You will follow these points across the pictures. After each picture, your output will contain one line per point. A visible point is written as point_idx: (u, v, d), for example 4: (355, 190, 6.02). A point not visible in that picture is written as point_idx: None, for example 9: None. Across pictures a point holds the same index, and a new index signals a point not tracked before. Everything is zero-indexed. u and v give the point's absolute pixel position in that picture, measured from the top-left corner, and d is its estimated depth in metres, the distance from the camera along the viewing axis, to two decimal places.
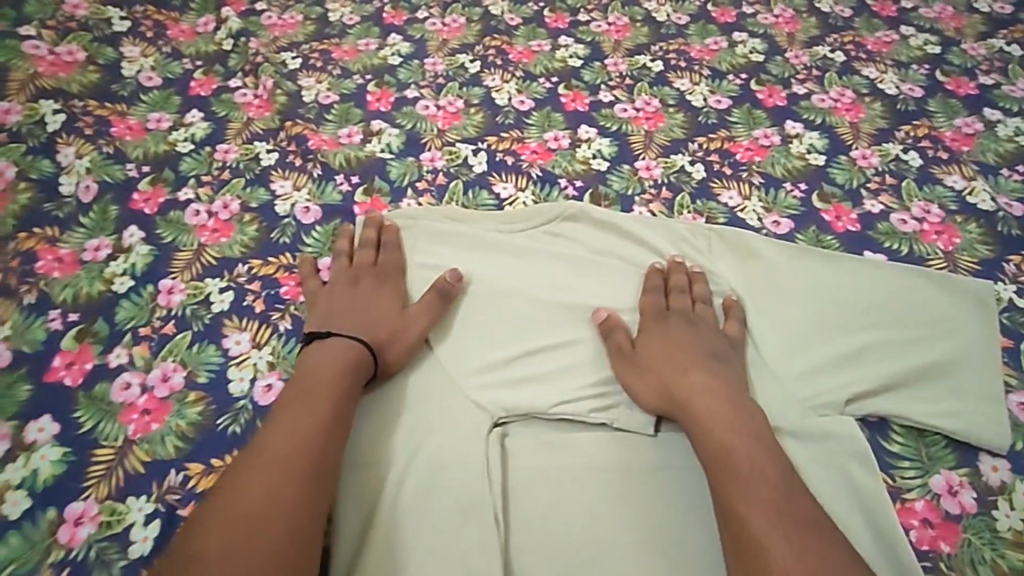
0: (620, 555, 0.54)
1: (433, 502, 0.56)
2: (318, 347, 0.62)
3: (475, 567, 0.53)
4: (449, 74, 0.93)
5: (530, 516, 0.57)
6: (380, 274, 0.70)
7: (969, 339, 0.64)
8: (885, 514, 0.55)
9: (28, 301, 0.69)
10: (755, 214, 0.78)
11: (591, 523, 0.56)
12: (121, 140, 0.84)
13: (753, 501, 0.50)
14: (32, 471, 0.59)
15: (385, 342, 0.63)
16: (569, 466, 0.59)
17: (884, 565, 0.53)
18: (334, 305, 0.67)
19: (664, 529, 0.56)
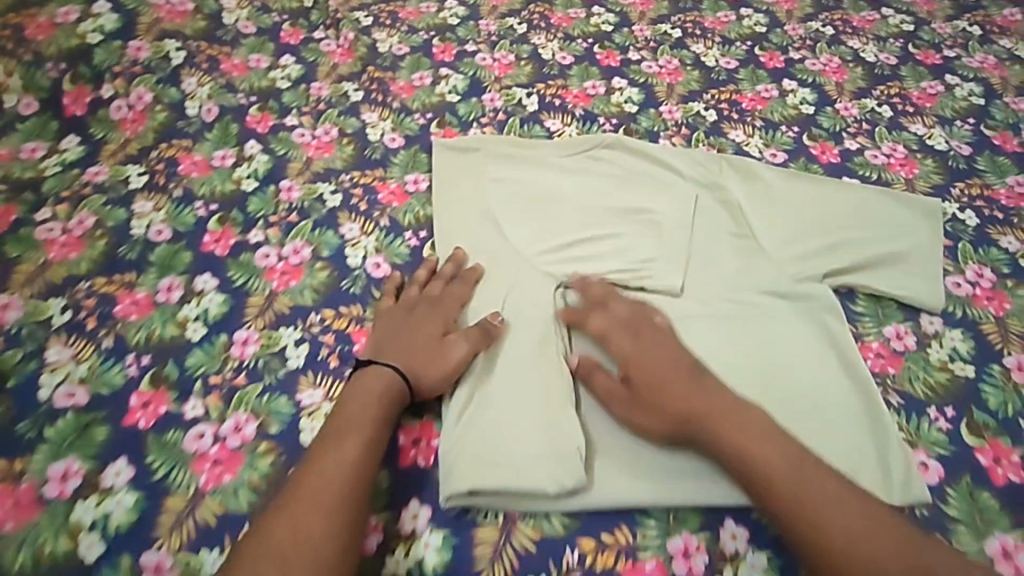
0: None
1: (514, 328, 0.73)
2: (362, 371, 0.67)
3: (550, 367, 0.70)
4: (501, 33, 1.11)
5: (589, 341, 0.73)
6: (440, 306, 0.73)
7: (921, 236, 0.83)
8: (851, 347, 0.72)
9: (177, 194, 0.85)
10: (757, 147, 0.97)
11: None
12: (230, 75, 1.00)
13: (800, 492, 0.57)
14: (204, 309, 0.74)
15: (419, 371, 0.67)
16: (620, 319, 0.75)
17: (852, 381, 0.70)
18: (388, 330, 0.71)
19: (691, 352, 0.72)
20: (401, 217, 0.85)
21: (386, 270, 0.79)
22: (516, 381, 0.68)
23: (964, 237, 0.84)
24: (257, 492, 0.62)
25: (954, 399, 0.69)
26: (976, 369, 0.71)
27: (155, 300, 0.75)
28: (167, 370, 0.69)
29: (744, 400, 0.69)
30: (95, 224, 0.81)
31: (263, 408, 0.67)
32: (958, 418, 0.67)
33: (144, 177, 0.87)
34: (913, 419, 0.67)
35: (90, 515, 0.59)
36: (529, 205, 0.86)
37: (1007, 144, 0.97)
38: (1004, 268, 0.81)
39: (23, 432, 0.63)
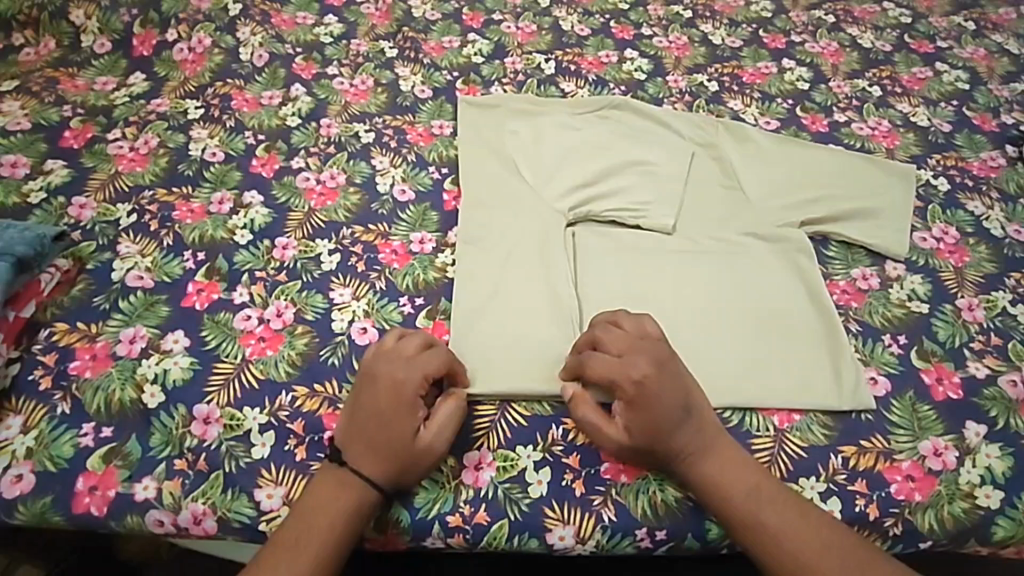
0: (645, 294, 0.79)
1: (518, 258, 0.81)
2: (335, 470, 0.63)
3: (548, 291, 0.78)
4: (525, 6, 1.21)
5: (584, 270, 0.81)
6: (412, 389, 0.64)
7: (894, 198, 0.90)
8: (818, 283, 0.80)
9: (229, 125, 0.96)
10: (753, 116, 1.05)
11: (626, 276, 0.81)
12: (279, 28, 1.11)
13: (764, 524, 0.61)
14: (251, 219, 0.84)
15: (397, 478, 0.63)
16: (621, 248, 0.83)
17: (817, 315, 0.78)
18: (359, 415, 0.64)
19: (674, 282, 0.80)
20: (426, 154, 0.94)
21: (411, 197, 0.88)
22: (516, 303, 0.77)
23: (935, 200, 0.92)
24: (294, 366, 0.71)
25: (907, 330, 0.77)
26: (930, 307, 0.79)
27: (208, 210, 0.85)
28: (218, 264, 0.79)
29: (720, 326, 0.76)
30: (158, 144, 0.93)
31: (301, 299, 0.76)
32: (909, 346, 0.76)
33: (201, 110, 0.98)
34: (869, 343, 0.76)
35: (153, 371, 0.69)
36: (540, 150, 0.92)
37: (985, 125, 1.06)
38: (968, 228, 0.89)
39: (100, 304, 0.74)
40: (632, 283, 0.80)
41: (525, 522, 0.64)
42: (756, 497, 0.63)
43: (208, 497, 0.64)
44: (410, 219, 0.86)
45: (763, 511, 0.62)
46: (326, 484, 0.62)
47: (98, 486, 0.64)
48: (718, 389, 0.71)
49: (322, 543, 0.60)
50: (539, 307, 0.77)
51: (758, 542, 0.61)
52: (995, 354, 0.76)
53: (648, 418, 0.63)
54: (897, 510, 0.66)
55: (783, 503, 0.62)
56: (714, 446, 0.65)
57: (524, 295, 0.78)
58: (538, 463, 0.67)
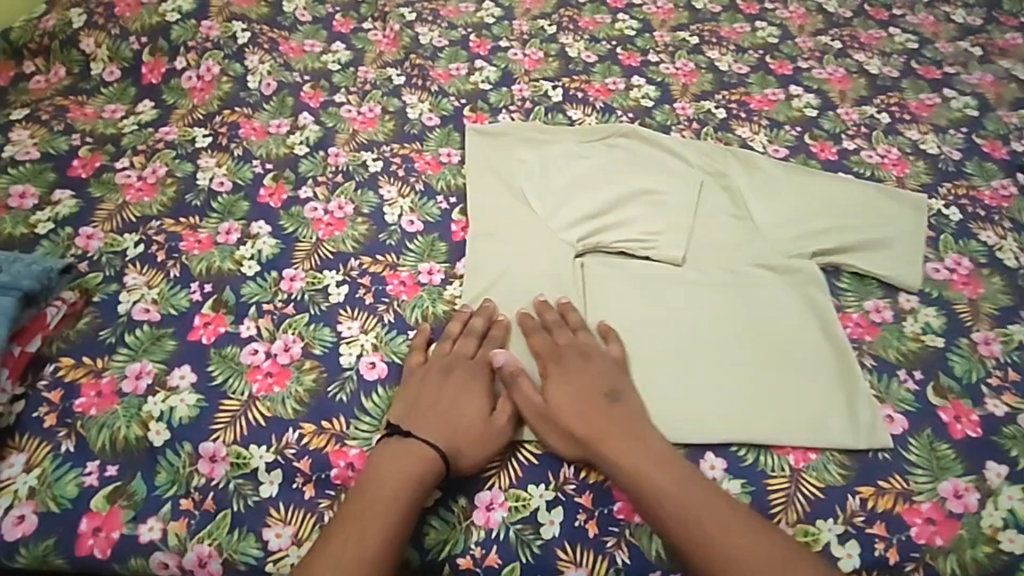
0: (652, 323, 0.78)
1: (529, 291, 0.80)
2: (400, 441, 0.65)
3: None
4: (532, 33, 1.22)
5: (594, 302, 0.80)
6: (477, 365, 0.72)
7: (906, 228, 0.89)
8: (831, 316, 0.79)
9: (237, 153, 0.96)
10: (761, 143, 1.05)
11: (635, 305, 0.80)
12: (288, 56, 1.12)
13: (703, 523, 0.60)
14: (258, 250, 0.83)
15: (463, 452, 0.65)
16: (631, 278, 0.83)
17: (830, 348, 0.77)
18: (424, 392, 0.68)
19: (680, 308, 0.80)
20: (434, 183, 0.94)
21: (418, 227, 0.88)
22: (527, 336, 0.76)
23: (947, 230, 0.91)
24: (301, 403, 0.70)
25: (923, 365, 0.76)
26: (946, 341, 0.78)
27: (216, 240, 0.84)
28: (225, 297, 0.78)
29: (732, 360, 0.75)
30: (166, 173, 0.93)
31: (308, 333, 0.76)
32: (925, 381, 0.75)
33: (209, 138, 0.98)
34: (884, 379, 0.75)
35: (158, 408, 0.68)
36: (550, 179, 0.92)
37: (995, 152, 1.05)
38: (981, 259, 0.88)
39: (105, 337, 0.73)
40: (642, 314, 0.79)
41: (537, 565, 0.63)
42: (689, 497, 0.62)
43: (214, 538, 0.63)
44: (418, 249, 0.85)
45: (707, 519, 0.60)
46: (384, 478, 0.62)
47: (102, 528, 0.63)
48: (731, 423, 0.70)
49: (373, 556, 0.57)
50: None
51: (697, 544, 0.59)
52: (1013, 390, 0.75)
53: (575, 409, 0.67)
54: (918, 554, 0.64)
55: (714, 501, 0.62)
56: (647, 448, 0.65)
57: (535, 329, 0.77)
58: (550, 503, 0.65)
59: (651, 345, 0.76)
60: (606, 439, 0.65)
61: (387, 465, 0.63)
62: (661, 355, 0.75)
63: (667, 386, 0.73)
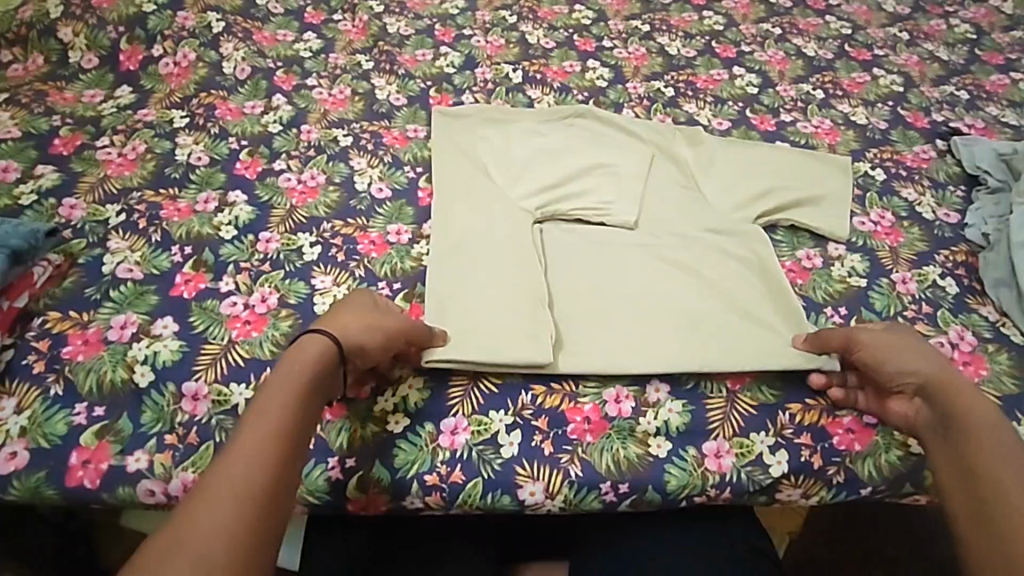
0: (614, 281, 0.83)
1: (492, 254, 0.84)
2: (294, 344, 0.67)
3: (521, 282, 0.81)
4: (494, 22, 1.29)
5: (557, 263, 0.85)
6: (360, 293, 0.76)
7: (835, 188, 0.97)
8: (775, 268, 0.85)
9: (214, 132, 1.01)
10: (706, 117, 1.14)
11: (597, 266, 0.85)
12: (261, 44, 1.18)
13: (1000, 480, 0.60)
14: (235, 216, 0.89)
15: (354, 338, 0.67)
16: (590, 241, 0.88)
17: (774, 298, 0.83)
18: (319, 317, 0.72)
19: (642, 267, 0.85)
20: (402, 154, 1.00)
21: (388, 194, 0.94)
22: (491, 294, 0.80)
23: (872, 188, 1.00)
24: (278, 345, 0.76)
25: (846, 302, 0.84)
26: (868, 282, 0.87)
27: (194, 208, 0.89)
28: (204, 257, 0.83)
29: (686, 311, 0.80)
30: (145, 150, 0.97)
31: (284, 287, 0.82)
32: (849, 316, 0.83)
33: (187, 118, 1.03)
34: (813, 316, 0.83)
35: (142, 353, 0.73)
36: (510, 151, 0.97)
37: (918, 122, 1.15)
38: (902, 213, 0.97)
39: (91, 294, 0.78)
40: (600, 273, 0.84)
41: (498, 480, 0.69)
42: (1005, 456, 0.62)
43: (198, 466, 0.68)
44: (387, 213, 0.92)
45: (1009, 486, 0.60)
46: (263, 420, 0.59)
47: (91, 460, 0.67)
48: (685, 369, 0.75)
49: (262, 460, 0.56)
50: (512, 295, 0.80)
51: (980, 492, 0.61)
52: (926, 321, 0.83)
53: (914, 344, 0.72)
54: (839, 459, 0.73)
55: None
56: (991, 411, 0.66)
57: (498, 284, 0.81)
58: (509, 426, 0.71)
59: (613, 300, 0.81)
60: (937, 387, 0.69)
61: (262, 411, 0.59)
62: (620, 308, 0.80)
63: (624, 334, 0.78)
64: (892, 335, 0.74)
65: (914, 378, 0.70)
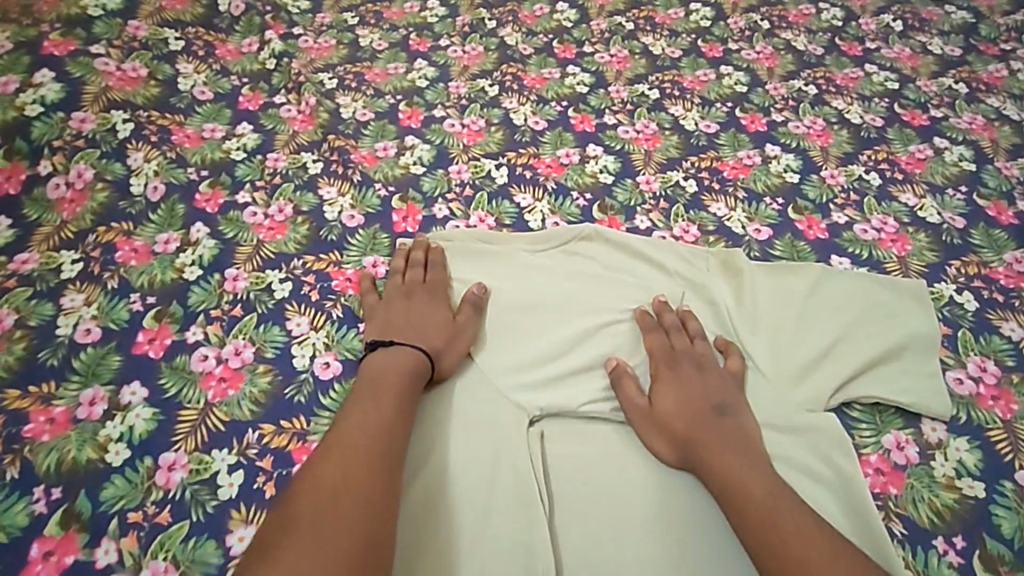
0: (633, 523, 0.63)
1: (476, 492, 0.64)
2: (382, 353, 0.70)
3: (515, 539, 0.62)
4: (471, 97, 1.06)
5: (563, 495, 0.65)
6: (432, 290, 0.77)
7: (919, 332, 0.75)
8: (860, 493, 0.64)
9: (111, 285, 0.78)
10: (740, 222, 0.91)
11: (614, 496, 0.65)
12: (181, 146, 0.94)
13: (785, 533, 0.56)
14: (129, 427, 0.67)
15: (442, 350, 0.71)
16: (604, 461, 0.67)
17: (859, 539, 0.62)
18: (395, 319, 0.74)
19: (673, 500, 0.65)
20: (356, 306, 0.79)
21: (336, 370, 0.73)
22: (472, 558, 0.60)
23: (964, 323, 0.78)
24: None
25: (963, 527, 0.63)
26: (987, 488, 0.66)
27: (75, 416, 0.67)
28: (78, 504, 0.61)
29: (733, 567, 0.61)
30: (16, 322, 0.74)
31: (185, 556, 0.60)
32: (969, 551, 0.62)
33: (78, 266, 0.80)
34: (920, 554, 0.62)
35: None
36: (497, 316, 0.77)
37: (1001, 216, 0.92)
38: (1008, 361, 0.75)
39: None
40: (615, 508, 0.64)
41: None
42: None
43: None
44: (336, 405, 0.71)
45: (797, 545, 0.55)
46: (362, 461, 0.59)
47: None
48: None
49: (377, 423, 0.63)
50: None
51: (773, 554, 0.55)
52: None
53: (673, 397, 0.68)
54: None
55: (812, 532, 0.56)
56: (759, 469, 0.62)
57: (489, 558, 0.60)
58: None
59: (634, 558, 0.61)
60: (705, 445, 0.64)
61: (365, 390, 0.66)
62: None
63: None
64: (649, 392, 0.70)
65: (677, 442, 0.66)
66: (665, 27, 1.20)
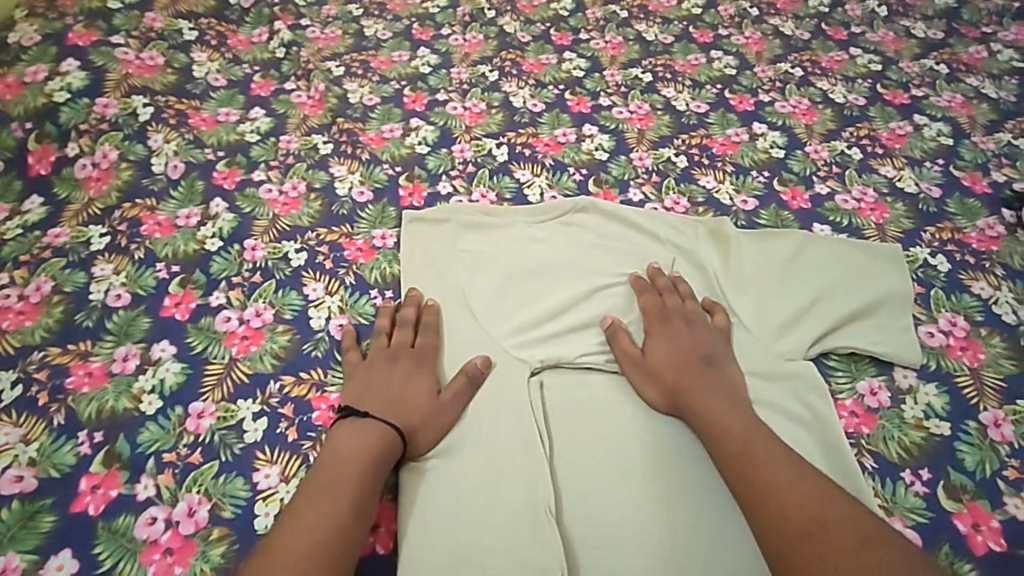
0: (624, 458, 0.69)
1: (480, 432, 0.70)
2: (354, 422, 0.67)
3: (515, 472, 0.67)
4: (472, 81, 1.12)
5: (560, 435, 0.71)
6: (418, 360, 0.74)
7: (893, 290, 0.81)
8: (835, 432, 0.69)
9: (138, 256, 0.84)
10: (727, 195, 0.96)
11: (607, 435, 0.70)
12: (198, 129, 0.99)
13: (757, 460, 0.62)
14: (160, 379, 0.72)
15: (418, 428, 0.68)
16: (598, 406, 0.72)
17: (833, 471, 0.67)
18: (375, 385, 0.71)
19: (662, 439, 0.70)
20: (367, 273, 0.85)
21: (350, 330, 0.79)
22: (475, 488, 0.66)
23: (936, 283, 0.84)
24: None
25: (929, 461, 0.69)
26: (952, 426, 0.71)
27: (110, 370, 0.72)
28: (118, 446, 0.67)
29: (718, 497, 0.66)
30: (52, 289, 0.79)
31: (217, 490, 0.65)
32: (934, 481, 0.67)
33: (107, 238, 0.85)
34: (889, 484, 0.67)
35: None
36: (499, 280, 0.83)
37: (976, 186, 0.97)
38: (978, 316, 0.80)
39: None
40: (608, 446, 0.70)
41: None
42: (818, 500, 0.58)
43: None
44: None
45: (767, 470, 0.61)
46: (336, 483, 0.62)
47: None
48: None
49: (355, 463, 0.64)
50: (510, 507, 0.65)
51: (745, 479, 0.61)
52: None
53: (663, 349, 0.73)
54: None
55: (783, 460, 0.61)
56: (738, 408, 0.67)
57: (491, 490, 0.66)
58: None
59: (625, 488, 0.67)
60: (691, 389, 0.69)
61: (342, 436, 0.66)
62: (632, 506, 0.66)
63: (651, 550, 0.63)
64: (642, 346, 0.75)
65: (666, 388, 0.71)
66: (657, 14, 1.25)
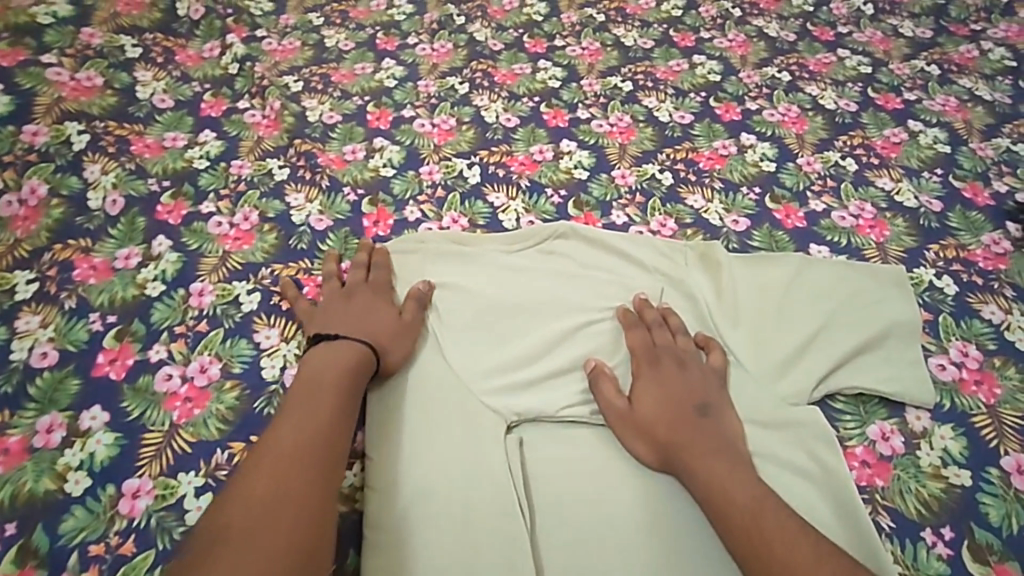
0: (617, 526, 0.62)
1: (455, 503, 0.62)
2: (324, 345, 0.68)
3: (495, 549, 0.60)
4: (441, 95, 1.04)
5: (544, 502, 0.64)
6: (374, 288, 0.76)
7: (899, 319, 0.75)
8: (844, 486, 0.63)
9: (69, 305, 0.75)
10: (717, 214, 0.90)
11: (596, 498, 0.64)
12: (140, 157, 0.90)
13: (770, 533, 0.55)
14: (89, 454, 0.64)
15: (388, 345, 0.70)
16: (585, 466, 0.66)
17: (844, 533, 0.61)
18: (334, 315, 0.72)
19: (656, 501, 0.63)
20: None
21: None
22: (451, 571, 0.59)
23: (944, 307, 0.78)
24: None
25: (950, 517, 0.63)
26: (974, 476, 0.65)
27: (31, 445, 0.64)
28: (35, 539, 0.59)
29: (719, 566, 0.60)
30: None
31: None
32: (957, 541, 0.62)
33: (34, 286, 0.76)
34: (909, 546, 0.61)
35: None
36: (471, 318, 0.75)
37: (977, 197, 0.92)
38: (990, 344, 0.75)
39: None
40: (598, 512, 0.63)
41: None
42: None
43: None
44: None
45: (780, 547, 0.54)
46: (295, 436, 0.58)
47: None
48: None
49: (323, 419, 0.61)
50: None
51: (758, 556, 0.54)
52: None
53: (653, 398, 0.66)
54: None
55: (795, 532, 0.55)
56: (741, 469, 0.61)
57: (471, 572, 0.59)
58: None
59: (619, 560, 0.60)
60: (688, 447, 0.62)
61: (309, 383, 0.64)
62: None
63: None
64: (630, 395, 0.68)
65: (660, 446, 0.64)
66: (636, 17, 1.18)
